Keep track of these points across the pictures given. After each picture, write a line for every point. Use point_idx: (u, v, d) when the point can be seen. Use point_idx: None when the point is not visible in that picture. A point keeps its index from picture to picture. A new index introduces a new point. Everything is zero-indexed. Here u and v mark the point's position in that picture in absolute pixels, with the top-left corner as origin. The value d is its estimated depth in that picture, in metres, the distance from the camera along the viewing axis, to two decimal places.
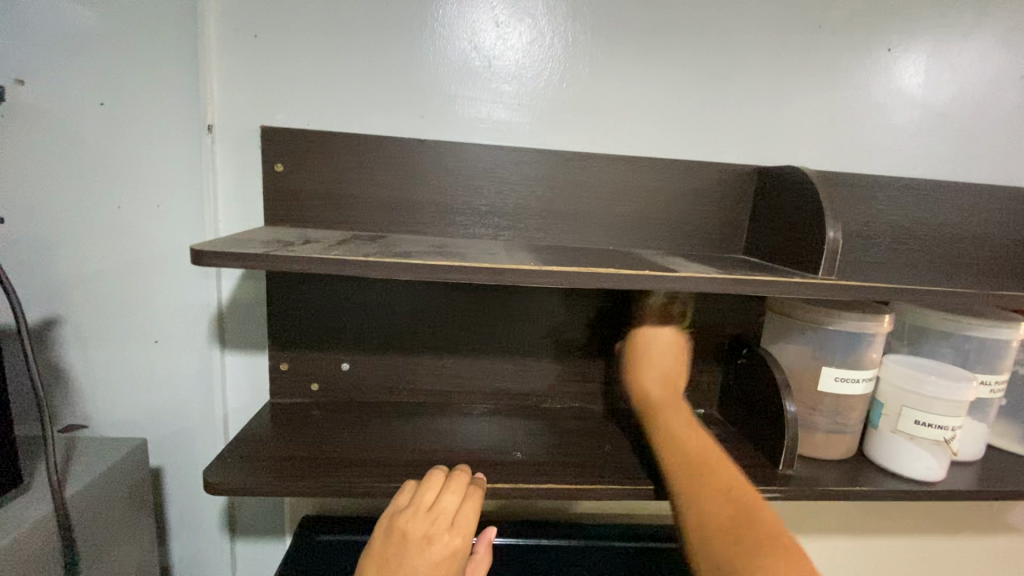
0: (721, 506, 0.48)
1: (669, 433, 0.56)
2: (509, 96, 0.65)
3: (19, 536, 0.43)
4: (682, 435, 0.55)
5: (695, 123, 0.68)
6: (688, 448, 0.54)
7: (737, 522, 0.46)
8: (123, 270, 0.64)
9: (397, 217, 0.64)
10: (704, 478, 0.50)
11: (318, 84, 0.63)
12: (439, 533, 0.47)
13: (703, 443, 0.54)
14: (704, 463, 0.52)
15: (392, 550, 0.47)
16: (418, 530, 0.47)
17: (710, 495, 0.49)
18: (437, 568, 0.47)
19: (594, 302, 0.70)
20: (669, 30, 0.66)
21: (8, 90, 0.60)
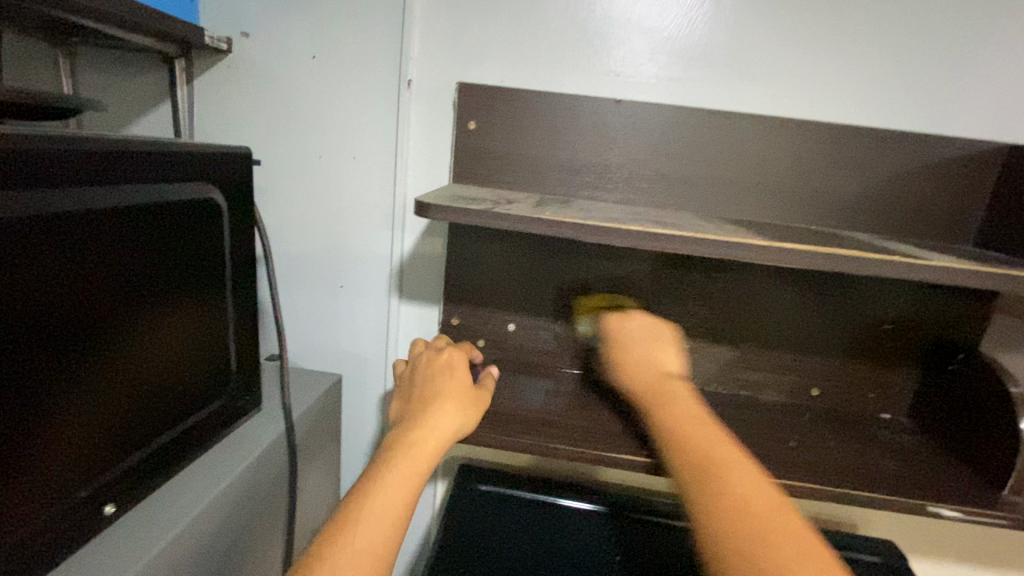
0: (763, 512, 0.36)
1: (665, 420, 0.45)
2: (707, 54, 0.60)
3: (265, 452, 0.47)
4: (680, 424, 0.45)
5: (918, 90, 0.60)
6: (685, 431, 0.44)
7: (760, 526, 0.35)
8: (318, 216, 0.68)
9: (582, 180, 0.62)
10: (716, 477, 0.39)
11: (516, 40, 0.61)
12: (442, 353, 0.57)
13: (711, 431, 0.44)
14: (706, 455, 0.41)
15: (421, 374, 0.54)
16: (440, 355, 0.56)
17: (722, 495, 0.38)
18: (464, 377, 0.54)
19: (779, 286, 0.65)
20: None
21: (236, 42, 0.64)
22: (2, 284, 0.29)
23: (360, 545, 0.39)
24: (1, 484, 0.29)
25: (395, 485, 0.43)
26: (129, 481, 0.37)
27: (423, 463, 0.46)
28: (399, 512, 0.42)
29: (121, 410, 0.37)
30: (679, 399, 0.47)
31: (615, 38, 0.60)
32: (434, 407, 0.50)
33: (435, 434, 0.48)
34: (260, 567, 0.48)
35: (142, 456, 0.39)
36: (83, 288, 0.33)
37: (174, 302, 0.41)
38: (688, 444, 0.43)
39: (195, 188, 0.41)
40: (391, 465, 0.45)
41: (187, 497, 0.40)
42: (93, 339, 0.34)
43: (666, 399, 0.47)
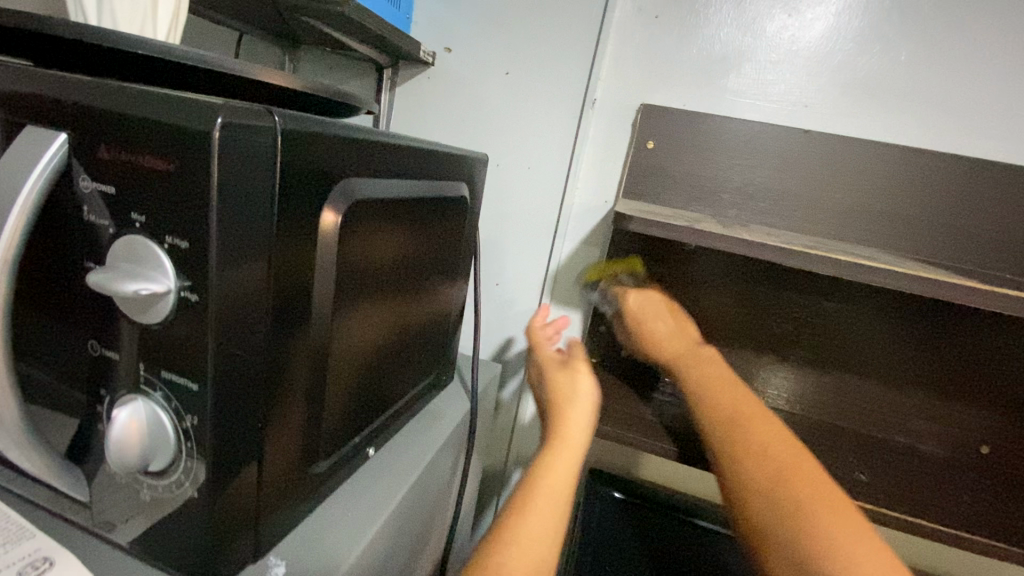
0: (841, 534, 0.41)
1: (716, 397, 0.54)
2: (902, 87, 0.60)
3: (459, 426, 0.52)
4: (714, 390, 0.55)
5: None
6: (715, 399, 0.54)
7: (831, 519, 0.42)
8: (486, 218, 0.74)
9: (754, 205, 0.63)
10: (754, 452, 0.48)
11: (703, 68, 0.64)
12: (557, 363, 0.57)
13: (732, 394, 0.53)
14: (790, 465, 0.46)
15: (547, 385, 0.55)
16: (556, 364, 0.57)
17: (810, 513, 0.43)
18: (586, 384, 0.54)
19: (958, 335, 0.62)
20: None
21: (440, 56, 0.71)
22: (351, 259, 0.31)
23: (536, 530, 0.40)
24: (304, 428, 0.31)
25: (551, 477, 0.44)
26: (370, 441, 0.39)
27: (574, 459, 0.47)
28: (562, 502, 0.43)
29: (376, 378, 0.39)
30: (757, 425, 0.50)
31: (805, 67, 0.61)
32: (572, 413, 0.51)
33: (571, 439, 0.49)
34: (439, 534, 0.52)
35: (377, 423, 0.40)
36: (382, 265, 0.36)
37: (421, 285, 0.42)
38: (721, 407, 0.53)
39: (453, 186, 0.43)
40: (544, 461, 0.46)
41: (405, 466, 0.41)
42: (380, 312, 0.37)
43: (702, 379, 0.56)
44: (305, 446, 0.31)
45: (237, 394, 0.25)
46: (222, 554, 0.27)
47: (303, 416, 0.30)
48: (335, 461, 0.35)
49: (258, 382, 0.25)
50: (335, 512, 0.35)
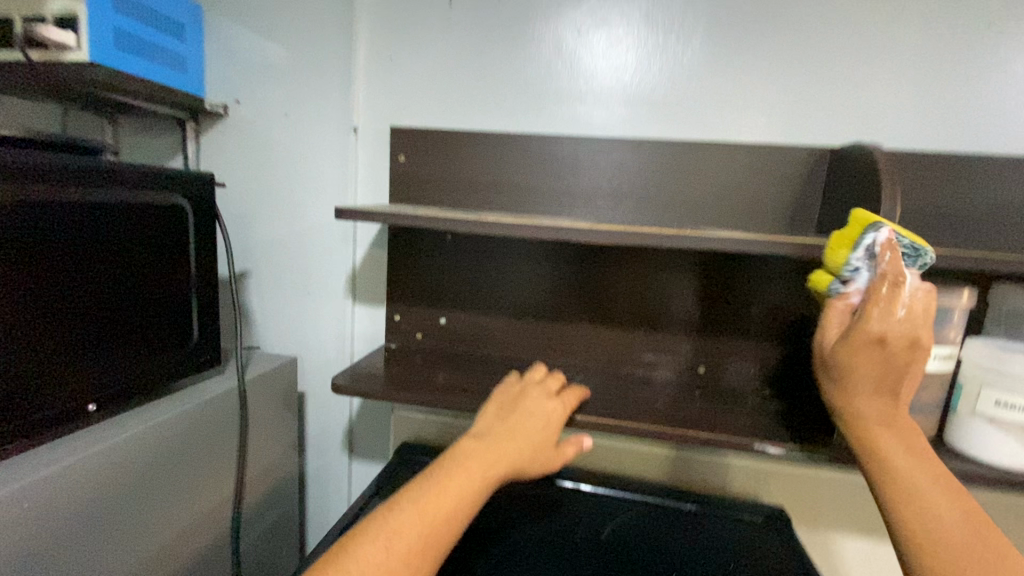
0: (925, 527, 0.44)
1: (890, 454, 0.47)
2: (593, 90, 0.76)
3: (221, 397, 0.61)
4: (898, 452, 0.47)
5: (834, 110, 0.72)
6: (904, 460, 0.47)
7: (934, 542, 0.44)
8: (287, 236, 0.86)
9: (490, 195, 0.77)
10: (911, 498, 0.46)
11: (434, 93, 0.78)
12: (548, 400, 0.60)
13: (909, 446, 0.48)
14: (927, 510, 0.45)
15: (510, 407, 0.59)
16: (534, 394, 0.61)
17: (904, 506, 0.46)
18: (551, 417, 0.58)
19: (664, 277, 0.76)
20: (745, 27, 0.72)
21: (231, 108, 0.84)
22: (21, 246, 0.43)
23: (442, 508, 0.48)
24: None
25: (459, 485, 0.49)
26: (90, 394, 0.50)
27: (495, 472, 0.52)
28: (450, 529, 0.47)
29: (89, 343, 0.49)
30: (869, 365, 0.48)
31: (591, 100, 0.76)
32: (514, 436, 0.55)
33: (503, 453, 0.53)
34: (212, 493, 0.61)
35: (97, 381, 0.50)
36: (66, 249, 0.46)
37: (133, 270, 0.53)
38: (889, 461, 0.47)
39: (162, 196, 0.55)
40: (467, 465, 0.51)
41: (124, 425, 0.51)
42: (72, 292, 0.47)
43: (882, 442, 0.48)
44: None
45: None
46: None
47: None
48: (38, 407, 0.45)
49: None
50: (43, 452, 0.45)
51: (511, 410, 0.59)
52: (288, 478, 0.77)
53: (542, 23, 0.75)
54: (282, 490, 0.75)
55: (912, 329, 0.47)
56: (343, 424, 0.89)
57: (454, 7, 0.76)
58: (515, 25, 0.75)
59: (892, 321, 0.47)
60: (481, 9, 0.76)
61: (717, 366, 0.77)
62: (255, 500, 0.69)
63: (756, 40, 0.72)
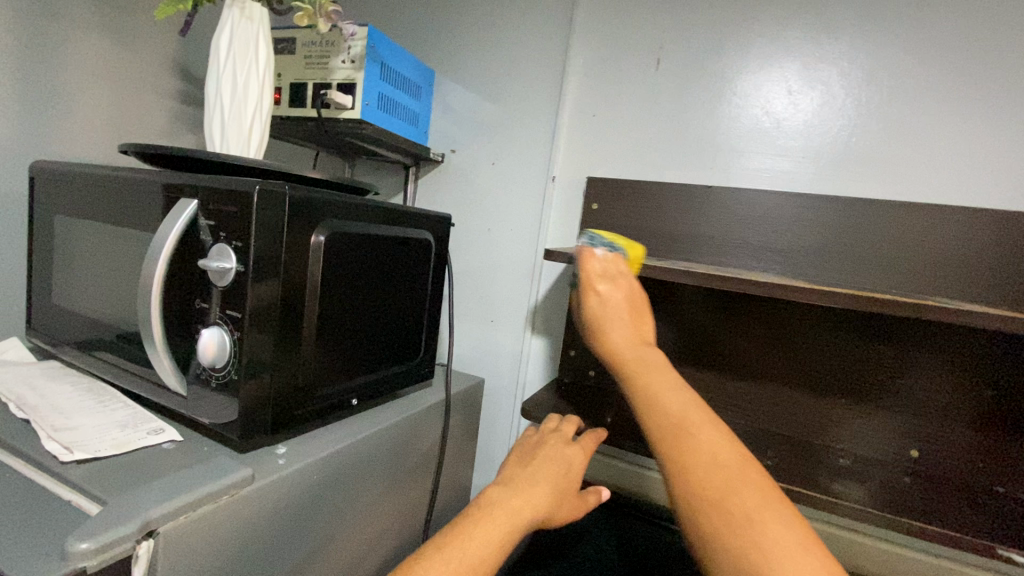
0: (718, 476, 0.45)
1: (693, 441, 0.47)
2: (799, 147, 0.75)
3: (433, 408, 0.70)
4: (708, 441, 0.47)
5: None
6: (710, 451, 0.47)
7: (753, 543, 0.41)
8: (481, 270, 0.95)
9: (681, 245, 0.79)
10: (722, 495, 0.44)
11: (632, 148, 0.84)
12: (571, 446, 0.63)
13: (719, 440, 0.48)
14: (749, 516, 0.42)
15: (531, 452, 0.62)
16: (553, 441, 0.63)
17: (704, 454, 0.47)
18: (569, 463, 0.61)
19: (871, 347, 0.71)
20: (989, 87, 0.67)
21: (447, 156, 0.97)
22: (336, 267, 0.53)
23: (474, 551, 0.47)
24: (296, 365, 0.51)
25: (489, 531, 0.49)
26: (357, 392, 0.59)
27: (522, 519, 0.52)
28: (486, 570, 0.46)
29: (361, 350, 0.59)
30: (610, 317, 0.60)
31: (798, 157, 0.75)
32: (537, 481, 0.56)
33: (524, 504, 0.53)
34: (417, 492, 0.68)
35: (362, 382, 0.59)
36: (360, 271, 0.57)
37: (395, 291, 0.63)
38: (701, 448, 0.47)
39: (418, 232, 0.65)
40: (495, 511, 0.51)
41: (371, 423, 0.59)
42: (358, 306, 0.57)
43: (683, 429, 0.48)
44: (296, 377, 0.51)
45: (257, 322, 0.47)
46: (252, 421, 0.48)
47: (294, 356, 0.50)
48: (325, 397, 0.55)
49: (259, 319, 0.47)
50: (323, 435, 0.54)
51: (529, 460, 0.61)
52: (464, 490, 0.83)
53: (749, 81, 0.77)
54: (459, 501, 0.82)
55: (634, 300, 0.62)
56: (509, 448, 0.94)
57: (659, 70, 0.81)
58: (721, 83, 0.78)
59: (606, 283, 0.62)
60: (688, 69, 0.80)
61: (935, 453, 0.69)
62: (442, 506, 0.76)
63: (1002, 99, 0.66)
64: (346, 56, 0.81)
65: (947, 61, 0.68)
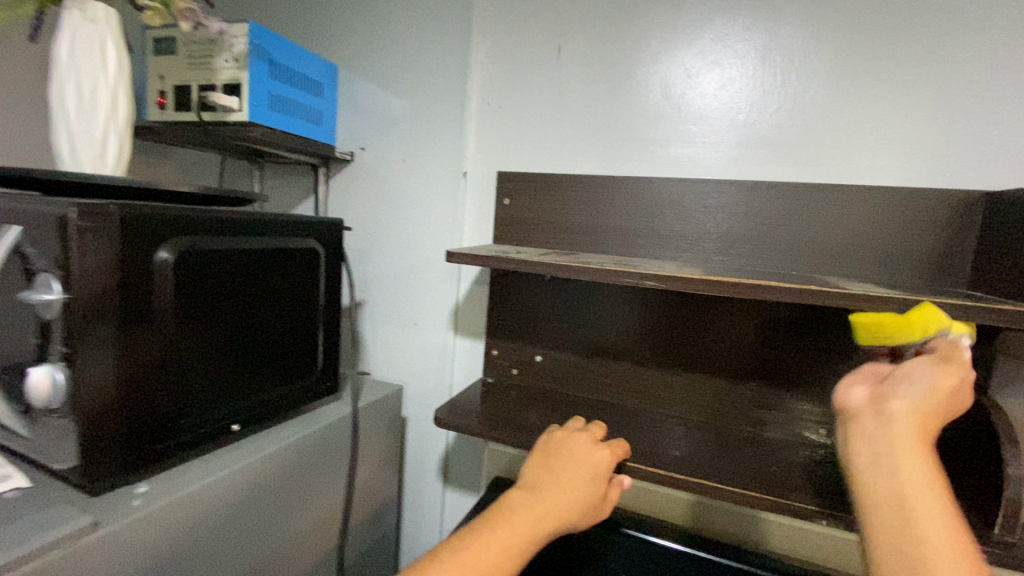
0: (892, 530, 0.43)
1: (922, 524, 0.42)
2: (701, 132, 0.74)
3: (337, 423, 0.67)
4: (884, 500, 0.45)
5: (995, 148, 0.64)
6: (923, 528, 0.42)
7: None
8: (399, 272, 0.92)
9: (591, 237, 0.77)
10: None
11: (539, 139, 0.81)
12: (596, 449, 0.58)
13: (934, 513, 0.43)
14: None
15: (558, 453, 0.58)
16: (578, 443, 0.59)
17: (891, 513, 0.44)
18: (597, 468, 0.57)
19: (777, 329, 0.71)
20: (878, 64, 0.67)
21: (357, 155, 0.93)
22: (193, 286, 0.50)
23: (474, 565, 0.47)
24: (153, 395, 0.48)
25: (480, 549, 0.48)
26: (237, 416, 0.56)
27: (535, 527, 0.51)
28: None
29: (237, 371, 0.56)
30: (862, 434, 0.48)
31: (701, 141, 0.74)
32: (565, 490, 0.54)
33: (544, 510, 0.52)
34: (326, 510, 0.66)
35: (241, 405, 0.57)
36: (226, 289, 0.54)
37: (274, 306, 0.60)
38: (915, 523, 0.43)
39: (302, 241, 0.62)
40: (510, 519, 0.51)
41: (253, 447, 0.56)
42: (228, 326, 0.54)
43: (916, 506, 0.43)
44: (154, 408, 0.48)
45: (94, 354, 0.43)
46: (97, 459, 0.45)
47: (148, 386, 0.47)
48: (195, 426, 0.52)
49: (96, 351, 0.43)
50: (192, 466, 0.51)
51: (553, 463, 0.57)
52: (388, 500, 0.81)
53: (651, 66, 0.75)
54: (382, 511, 0.80)
55: (937, 413, 0.47)
56: (439, 452, 0.92)
57: (562, 58, 0.79)
58: (623, 69, 0.76)
59: (913, 391, 0.47)
60: (590, 56, 0.77)
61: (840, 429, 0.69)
62: (360, 519, 0.74)
63: (890, 77, 0.66)
64: (228, 55, 0.76)
65: (839, 39, 0.68)
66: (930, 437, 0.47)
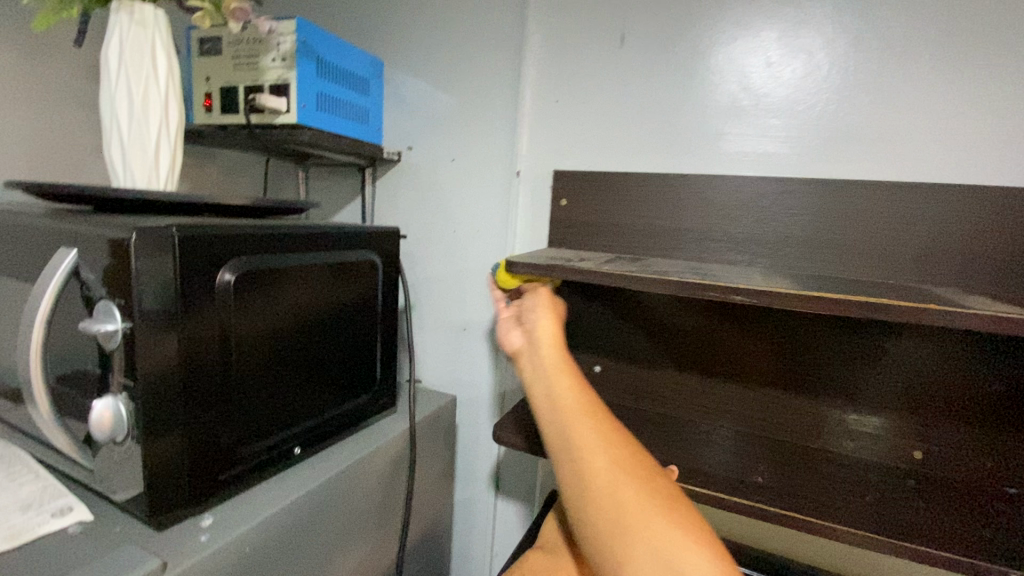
0: (558, 437, 0.45)
1: (582, 452, 0.43)
2: (781, 125, 0.67)
3: (395, 440, 0.64)
4: (578, 429, 0.44)
5: None
6: (579, 444, 0.43)
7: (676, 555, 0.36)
8: (448, 276, 0.89)
9: (657, 241, 0.72)
10: (607, 510, 0.40)
11: (600, 136, 0.76)
12: None
13: (591, 432, 0.44)
14: (622, 523, 0.39)
15: (569, 523, 0.61)
16: None
17: (568, 463, 0.44)
18: None
19: (869, 342, 0.65)
20: (994, 45, 0.59)
21: (404, 154, 0.90)
22: (253, 308, 0.48)
23: None
24: (216, 423, 0.46)
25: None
26: (298, 439, 0.54)
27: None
28: None
29: (297, 393, 0.54)
30: (528, 362, 0.52)
31: (781, 136, 0.67)
32: (570, 553, 0.56)
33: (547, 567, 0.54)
34: (385, 532, 0.63)
35: (302, 428, 0.54)
36: (286, 308, 0.51)
37: (332, 323, 0.57)
38: (575, 437, 0.44)
39: (360, 253, 0.59)
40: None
41: (315, 472, 0.54)
42: (288, 346, 0.52)
43: (565, 426, 0.45)
44: (217, 437, 0.46)
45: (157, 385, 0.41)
46: (162, 493, 0.43)
47: (212, 415, 0.45)
48: (258, 451, 0.50)
49: (160, 382, 0.41)
50: (256, 495, 0.49)
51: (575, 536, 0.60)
52: (442, 514, 0.79)
53: (725, 54, 0.68)
54: (437, 526, 0.77)
55: (563, 330, 0.54)
56: (491, 462, 0.89)
57: (624, 47, 0.73)
58: (692, 58, 0.70)
59: (538, 317, 0.55)
60: (655, 44, 0.71)
61: (939, 454, 0.63)
62: (417, 537, 0.72)
63: (1010, 58, 0.58)
64: (276, 54, 0.73)
65: (946, 16, 0.60)
66: (571, 359, 0.51)
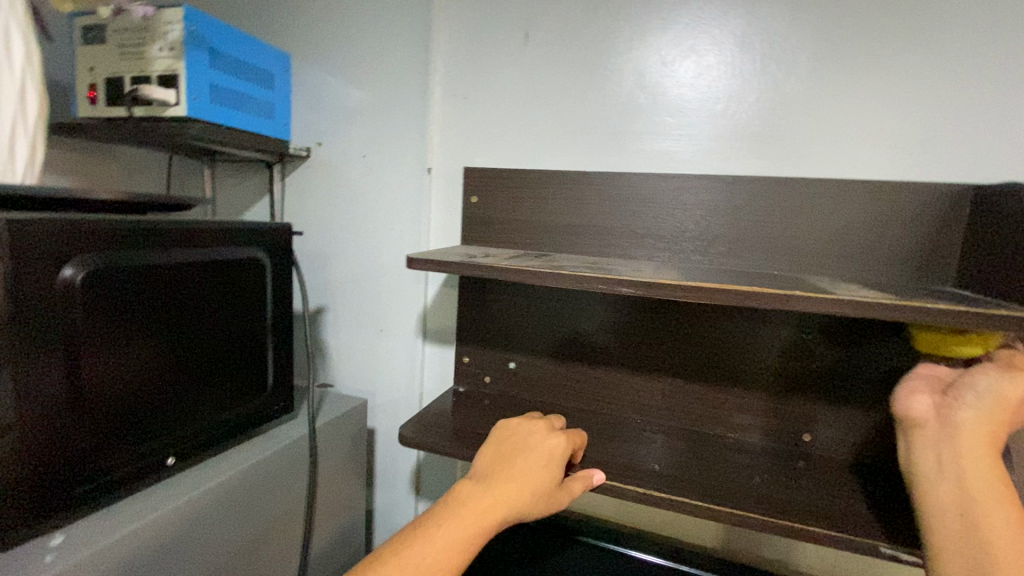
0: (955, 523, 0.45)
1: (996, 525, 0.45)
2: (677, 122, 0.69)
3: (291, 445, 0.61)
4: (987, 511, 0.45)
5: (980, 140, 0.61)
6: (972, 512, 0.45)
7: None
8: (363, 276, 0.87)
9: (564, 236, 0.73)
10: None
11: (508, 133, 0.76)
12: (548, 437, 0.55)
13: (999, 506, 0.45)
14: None
15: (507, 447, 0.55)
16: (530, 432, 0.56)
17: (953, 516, 0.46)
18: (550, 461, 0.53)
19: (760, 331, 0.68)
20: (860, 50, 0.63)
21: (314, 151, 0.87)
22: (111, 307, 0.45)
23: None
24: (68, 432, 0.42)
25: (442, 544, 0.46)
26: (172, 447, 0.51)
27: (484, 524, 0.48)
28: None
29: (170, 398, 0.51)
30: (925, 442, 0.49)
31: (677, 134, 0.70)
32: (512, 481, 0.51)
33: (486, 501, 0.49)
34: (282, 541, 0.61)
35: (177, 435, 0.51)
36: (152, 308, 0.48)
37: (211, 323, 0.54)
38: (981, 512, 0.45)
39: (243, 251, 0.56)
40: (462, 511, 0.48)
41: (193, 483, 0.51)
42: (157, 348, 0.49)
43: (974, 503, 0.45)
44: (69, 447, 0.43)
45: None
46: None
47: (62, 424, 0.42)
48: (124, 461, 0.47)
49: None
50: (120, 510, 0.46)
51: (505, 457, 0.53)
52: (355, 520, 0.76)
53: (624, 53, 0.70)
54: (348, 533, 0.75)
55: (1001, 419, 0.47)
56: (410, 464, 0.88)
57: (529, 45, 0.73)
58: (594, 57, 0.71)
59: (973, 395, 0.47)
60: (559, 42, 0.72)
61: (825, 435, 0.67)
62: (322, 546, 0.69)
63: (875, 63, 0.63)
64: (164, 43, 0.69)
65: (821, 23, 0.64)
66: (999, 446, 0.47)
